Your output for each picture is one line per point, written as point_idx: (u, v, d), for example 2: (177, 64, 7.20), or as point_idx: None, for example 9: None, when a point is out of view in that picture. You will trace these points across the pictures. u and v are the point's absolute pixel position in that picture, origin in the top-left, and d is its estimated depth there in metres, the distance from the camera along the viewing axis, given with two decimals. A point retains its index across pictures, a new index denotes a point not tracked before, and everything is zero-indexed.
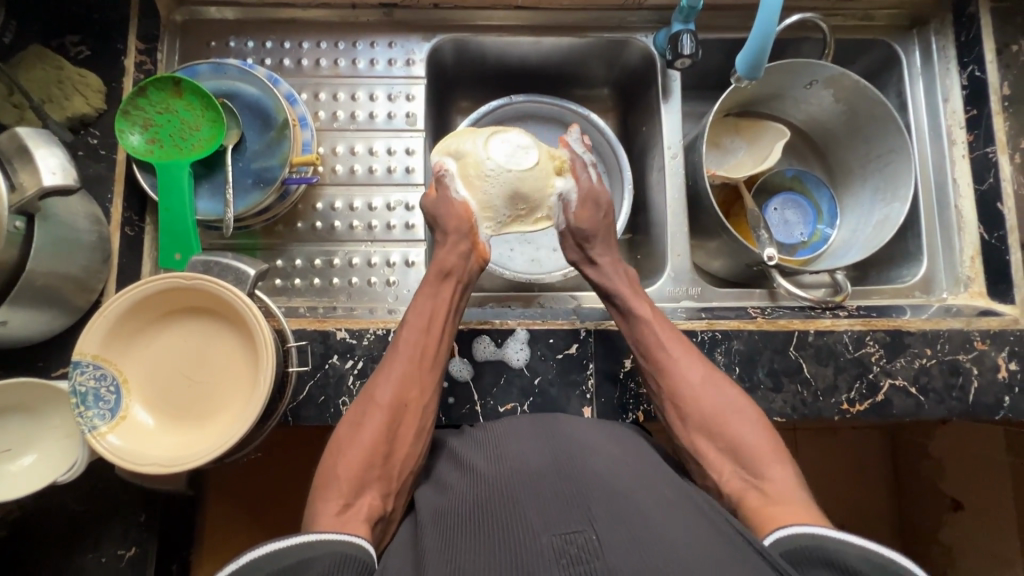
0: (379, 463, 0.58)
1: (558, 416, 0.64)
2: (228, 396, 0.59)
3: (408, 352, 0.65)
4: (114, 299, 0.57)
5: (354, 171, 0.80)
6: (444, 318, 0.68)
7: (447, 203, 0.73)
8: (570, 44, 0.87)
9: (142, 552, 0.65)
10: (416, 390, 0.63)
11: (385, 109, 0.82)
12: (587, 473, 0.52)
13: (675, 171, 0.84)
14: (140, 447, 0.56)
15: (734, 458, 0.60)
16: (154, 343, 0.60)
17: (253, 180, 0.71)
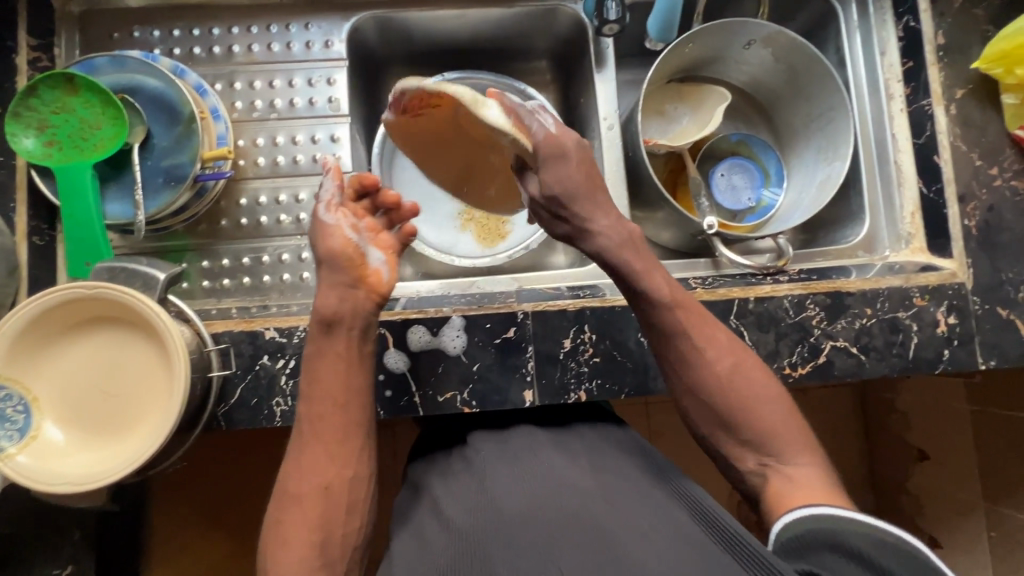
0: (319, 551, 0.56)
1: (535, 449, 0.63)
2: (146, 406, 0.57)
3: (320, 429, 0.61)
4: (8, 319, 0.54)
5: (277, 162, 0.77)
6: (348, 377, 0.63)
7: (323, 234, 0.64)
8: (498, 15, 0.84)
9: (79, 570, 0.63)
10: (337, 461, 0.60)
11: (306, 95, 0.78)
12: (560, 507, 0.52)
13: (611, 142, 0.82)
14: (55, 466, 0.54)
15: (756, 446, 0.60)
16: (61, 358, 0.57)
17: (164, 179, 0.68)
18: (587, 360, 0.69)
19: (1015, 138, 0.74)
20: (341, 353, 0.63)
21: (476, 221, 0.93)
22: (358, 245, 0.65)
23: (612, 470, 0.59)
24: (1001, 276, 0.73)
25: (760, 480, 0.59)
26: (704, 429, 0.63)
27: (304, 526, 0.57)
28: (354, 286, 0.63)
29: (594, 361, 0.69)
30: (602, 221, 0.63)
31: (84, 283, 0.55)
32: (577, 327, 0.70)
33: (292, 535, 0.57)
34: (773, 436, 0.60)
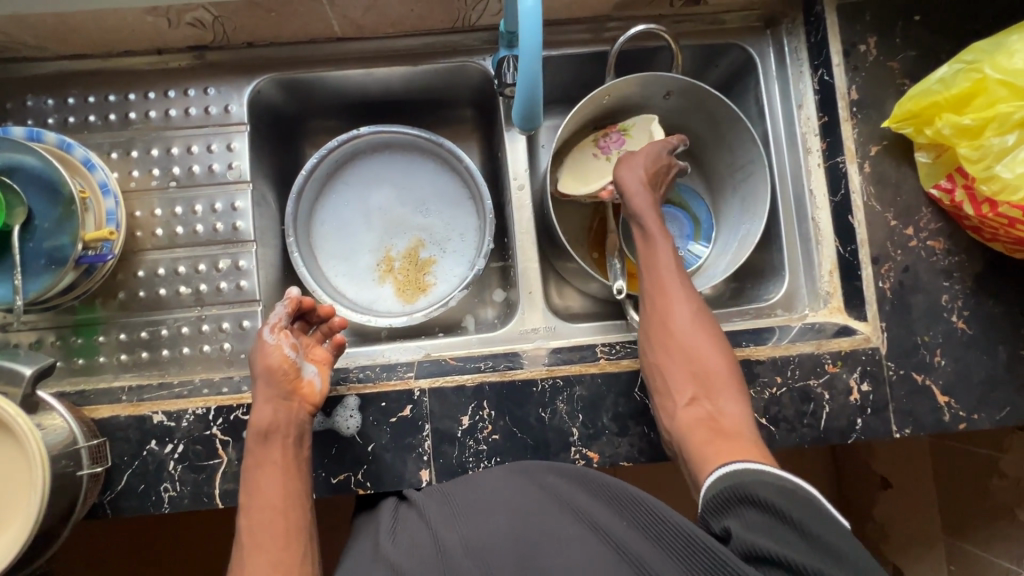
0: None
1: (474, 481, 0.61)
2: (9, 507, 0.56)
3: (258, 535, 0.58)
4: None
5: (175, 232, 0.75)
6: (289, 479, 0.62)
7: (263, 350, 0.65)
8: (405, 72, 0.82)
9: None
10: (284, 567, 0.57)
11: (205, 161, 0.76)
12: (494, 543, 0.52)
13: (522, 202, 0.82)
14: None
15: (698, 388, 0.63)
16: None
17: (46, 261, 0.66)
18: (486, 438, 0.68)
19: (930, 196, 0.72)
20: (283, 449, 0.62)
21: (397, 277, 0.92)
22: (294, 360, 0.66)
23: (539, 488, 0.58)
24: (917, 340, 0.71)
25: (688, 418, 0.62)
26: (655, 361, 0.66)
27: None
28: (289, 398, 0.64)
29: (493, 439, 0.68)
30: (633, 177, 0.74)
31: None
32: (475, 404, 0.68)
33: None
34: (711, 379, 0.63)
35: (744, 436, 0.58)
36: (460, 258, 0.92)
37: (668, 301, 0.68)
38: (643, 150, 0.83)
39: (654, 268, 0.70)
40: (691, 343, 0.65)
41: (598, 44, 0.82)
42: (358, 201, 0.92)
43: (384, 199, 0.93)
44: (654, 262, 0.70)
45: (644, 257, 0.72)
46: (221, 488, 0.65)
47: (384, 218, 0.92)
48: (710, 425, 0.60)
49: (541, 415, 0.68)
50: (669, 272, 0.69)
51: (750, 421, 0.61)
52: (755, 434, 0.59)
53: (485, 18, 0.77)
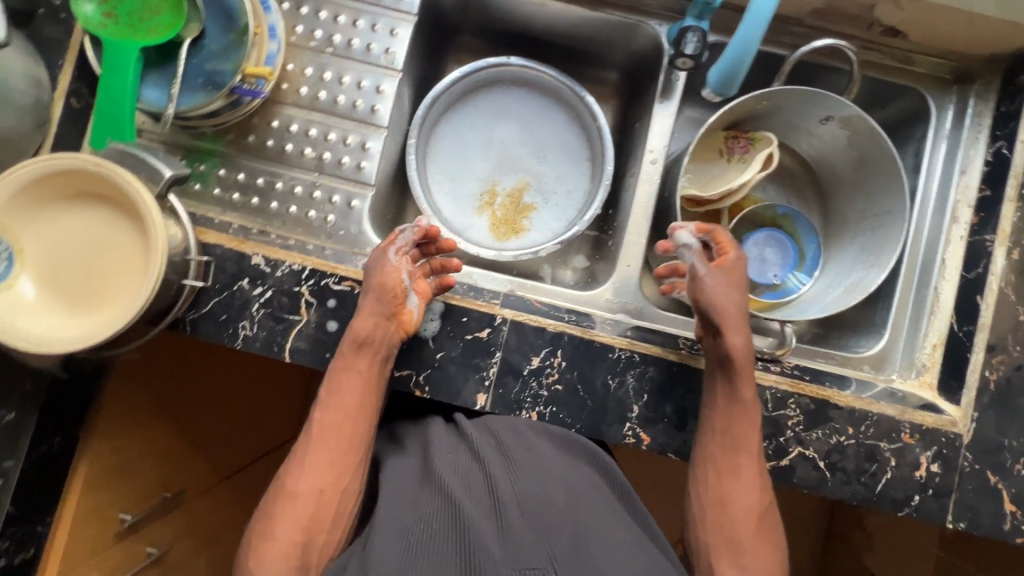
0: (298, 554, 0.57)
1: (524, 437, 0.63)
2: (112, 292, 0.58)
3: (324, 433, 0.63)
4: (18, 170, 0.57)
5: (318, 96, 0.76)
6: (366, 393, 0.65)
7: (382, 263, 0.67)
8: (577, 14, 0.81)
9: (22, 418, 0.68)
10: (334, 472, 0.61)
11: (366, 39, 0.77)
12: (546, 509, 0.54)
13: (649, 178, 0.78)
14: (17, 317, 0.56)
15: (739, 567, 0.60)
16: (59, 220, 0.60)
17: (203, 82, 0.68)
18: (548, 384, 0.68)
19: None
20: (371, 361, 0.65)
21: (494, 212, 0.92)
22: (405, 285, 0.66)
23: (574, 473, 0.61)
24: (1002, 441, 0.68)
25: None
26: (705, 539, 0.63)
27: (303, 519, 0.58)
28: (389, 318, 0.65)
29: (556, 387, 0.68)
30: (717, 288, 0.66)
31: (88, 156, 0.57)
32: (549, 349, 0.68)
33: (286, 528, 0.58)
34: (758, 564, 0.60)
35: None
36: (560, 214, 0.92)
37: (734, 478, 0.63)
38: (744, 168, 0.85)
39: (726, 434, 0.64)
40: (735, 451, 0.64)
41: (778, 46, 0.79)
42: (482, 127, 0.92)
43: (507, 133, 0.92)
44: (728, 417, 0.64)
45: (721, 412, 0.65)
46: (293, 343, 0.67)
47: (501, 153, 0.92)
48: None
49: (608, 382, 0.68)
50: (745, 440, 0.64)
51: None
52: None
53: None
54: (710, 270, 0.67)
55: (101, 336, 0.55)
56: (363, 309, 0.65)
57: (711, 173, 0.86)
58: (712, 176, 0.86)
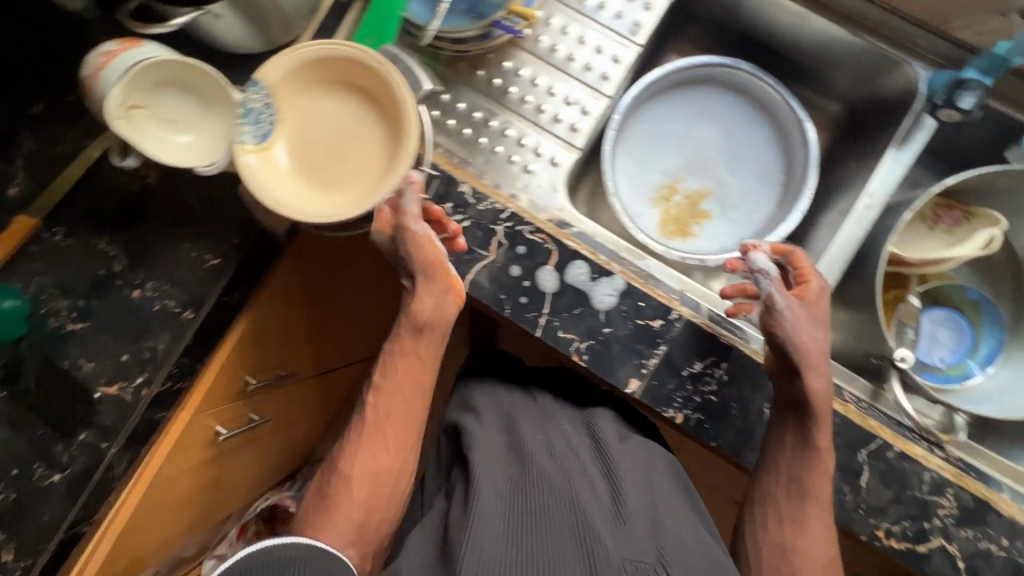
0: (358, 526, 0.62)
1: (580, 449, 0.70)
2: (348, 180, 0.63)
3: (381, 420, 0.65)
4: (311, 46, 0.61)
5: (554, 51, 0.76)
6: (422, 376, 0.67)
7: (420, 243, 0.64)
8: (833, 35, 0.78)
9: (221, 266, 0.74)
10: (390, 456, 0.65)
11: (618, 6, 0.76)
12: (626, 504, 0.62)
13: (861, 220, 0.74)
14: (270, 179, 0.61)
15: None
16: (321, 102, 0.64)
17: (467, 7, 0.70)
18: (703, 392, 0.68)
19: None
20: (430, 340, 0.67)
21: (668, 209, 0.91)
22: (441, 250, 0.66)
23: (635, 476, 0.67)
24: None
25: None
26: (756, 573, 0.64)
27: (364, 496, 0.62)
28: (446, 293, 0.66)
29: (709, 397, 0.68)
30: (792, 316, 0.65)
31: (375, 55, 0.60)
32: (714, 359, 0.68)
33: (353, 501, 0.62)
34: None
35: None
36: (733, 231, 0.90)
37: (801, 530, 0.63)
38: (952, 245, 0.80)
39: (795, 482, 0.64)
40: (798, 491, 0.64)
41: None
42: (682, 122, 0.90)
43: (706, 135, 0.91)
44: (799, 469, 0.64)
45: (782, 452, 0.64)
46: (474, 276, 0.70)
47: (694, 153, 0.91)
48: None
49: (763, 410, 0.67)
50: (814, 504, 0.63)
51: None
52: None
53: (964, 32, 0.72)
54: (789, 300, 0.66)
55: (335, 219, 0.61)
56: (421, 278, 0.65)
57: (914, 239, 0.81)
58: (915, 243, 0.81)
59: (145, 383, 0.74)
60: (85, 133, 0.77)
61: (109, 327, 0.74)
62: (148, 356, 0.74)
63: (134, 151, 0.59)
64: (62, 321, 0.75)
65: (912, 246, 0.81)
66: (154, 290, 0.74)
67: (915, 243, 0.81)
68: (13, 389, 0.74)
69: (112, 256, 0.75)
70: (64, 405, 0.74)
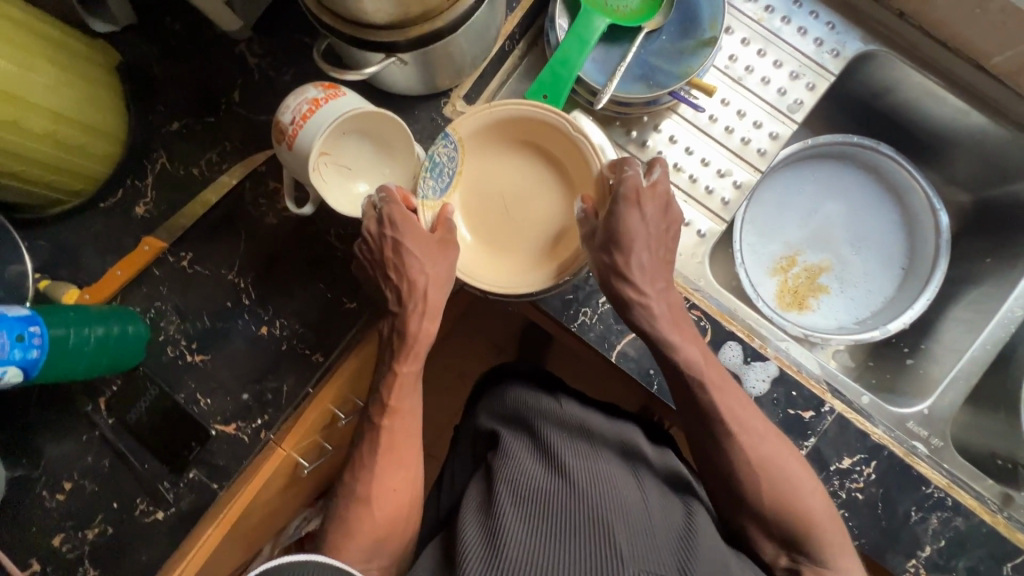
0: (383, 543, 0.58)
1: (608, 457, 0.63)
2: (519, 249, 0.62)
3: (394, 442, 0.61)
4: (505, 105, 0.59)
5: (712, 121, 0.75)
6: (407, 388, 0.61)
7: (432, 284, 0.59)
8: (988, 133, 0.77)
9: (356, 311, 0.71)
10: (401, 472, 0.60)
11: (781, 83, 0.75)
12: (655, 520, 0.55)
13: (1002, 323, 0.75)
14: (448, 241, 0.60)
15: None
16: (501, 161, 0.62)
17: (641, 73, 0.69)
18: (850, 489, 0.66)
19: None
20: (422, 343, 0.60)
21: (787, 280, 0.90)
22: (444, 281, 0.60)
23: (652, 484, 0.61)
24: None
25: None
26: None
27: (378, 525, 0.58)
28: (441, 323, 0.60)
29: (855, 495, 0.66)
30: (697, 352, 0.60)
31: (570, 122, 0.59)
32: (864, 456, 0.66)
33: (371, 519, 0.58)
34: None
35: None
36: (853, 310, 0.89)
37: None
38: None
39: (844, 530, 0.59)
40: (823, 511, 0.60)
41: None
42: (811, 195, 0.89)
43: (832, 211, 0.90)
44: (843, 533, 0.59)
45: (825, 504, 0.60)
46: (623, 346, 0.68)
47: (819, 226, 0.90)
48: None
49: (910, 513, 0.66)
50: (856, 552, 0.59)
51: None
52: None
53: None
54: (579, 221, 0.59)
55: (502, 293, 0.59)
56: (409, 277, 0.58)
57: None
58: None
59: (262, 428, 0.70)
60: (221, 158, 0.73)
61: (230, 363, 0.71)
62: (270, 398, 0.70)
63: (314, 197, 0.57)
64: (180, 352, 0.71)
65: None
66: (283, 328, 0.71)
67: None
68: (122, 418, 0.71)
69: (240, 287, 0.71)
70: (173, 441, 0.70)
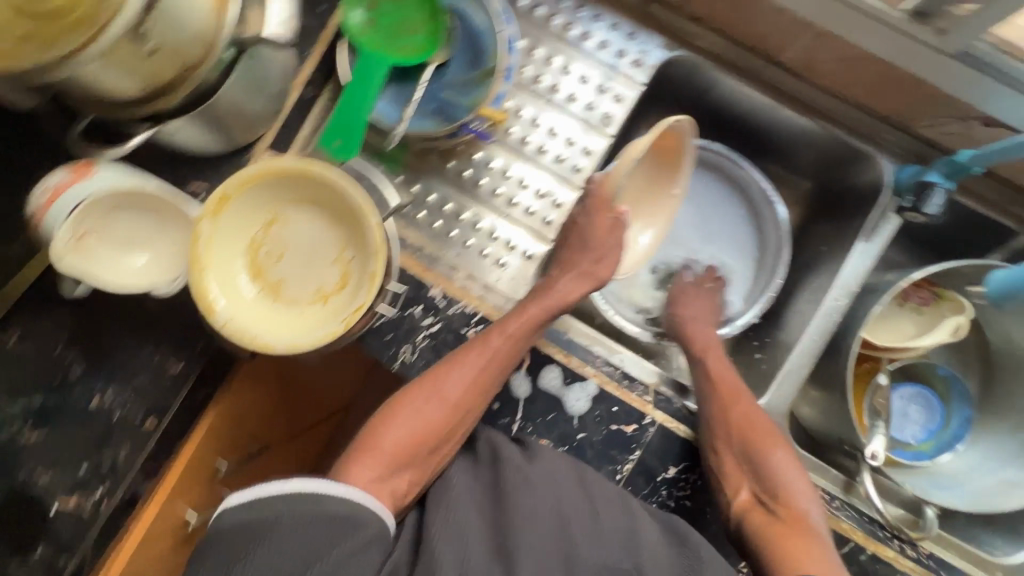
0: (421, 454, 0.61)
1: (553, 457, 0.62)
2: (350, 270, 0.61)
3: (452, 365, 0.64)
4: (241, 175, 0.58)
5: (526, 142, 0.76)
6: (490, 367, 0.64)
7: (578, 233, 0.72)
8: (804, 126, 0.77)
9: (187, 370, 0.73)
10: (475, 398, 0.64)
11: (588, 97, 0.76)
12: (602, 521, 0.56)
13: (829, 312, 0.76)
14: (247, 310, 0.60)
15: (764, 485, 0.65)
16: (281, 243, 0.62)
17: (435, 109, 0.71)
18: (678, 497, 0.67)
19: None
20: (523, 326, 0.66)
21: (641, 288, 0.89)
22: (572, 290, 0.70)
23: (600, 486, 0.60)
24: None
25: (748, 514, 0.63)
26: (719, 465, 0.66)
27: (405, 441, 0.61)
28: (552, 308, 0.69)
29: (683, 502, 0.68)
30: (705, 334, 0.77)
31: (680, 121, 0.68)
32: (687, 464, 0.68)
33: (380, 450, 0.60)
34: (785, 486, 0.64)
35: (811, 535, 0.59)
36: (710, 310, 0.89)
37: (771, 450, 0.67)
38: (924, 331, 0.80)
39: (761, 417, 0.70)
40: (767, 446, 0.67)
41: (1005, 216, 0.73)
42: None
43: (679, 213, 0.90)
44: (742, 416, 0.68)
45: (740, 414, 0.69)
46: None
47: (666, 228, 0.90)
48: (769, 517, 0.62)
49: None
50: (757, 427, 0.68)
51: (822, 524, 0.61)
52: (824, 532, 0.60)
53: (929, 130, 0.71)
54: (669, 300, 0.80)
55: (252, 344, 0.58)
56: (577, 251, 0.72)
57: (882, 324, 0.81)
58: (881, 332, 0.81)
59: (104, 496, 0.71)
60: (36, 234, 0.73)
61: (62, 438, 0.71)
62: (108, 468, 0.71)
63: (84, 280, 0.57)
64: (16, 431, 0.70)
65: (878, 332, 0.81)
66: (114, 398, 0.71)
67: (879, 330, 0.81)
68: None
69: (67, 362, 0.71)
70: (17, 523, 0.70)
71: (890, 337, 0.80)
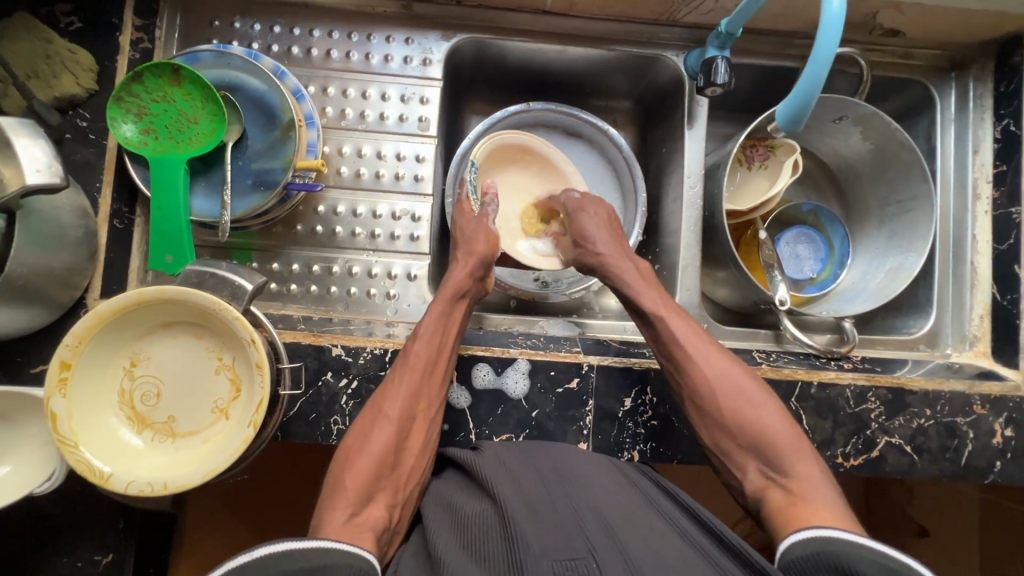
0: (387, 473, 0.60)
1: (536, 461, 0.60)
2: (237, 368, 0.58)
3: (389, 385, 0.64)
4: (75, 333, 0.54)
5: (360, 174, 0.76)
6: (427, 361, 0.65)
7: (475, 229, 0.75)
8: (596, 55, 0.83)
9: (120, 558, 0.63)
10: (423, 403, 0.64)
11: (397, 111, 0.77)
12: (565, 507, 0.53)
13: (692, 201, 0.83)
14: (144, 462, 0.55)
15: (756, 452, 0.62)
16: (156, 379, 0.58)
17: (253, 182, 0.69)
18: (645, 422, 0.69)
19: None
20: (432, 324, 0.67)
21: None
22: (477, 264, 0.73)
23: (571, 473, 0.58)
24: None
25: (761, 493, 0.60)
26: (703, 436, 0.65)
27: (366, 471, 0.59)
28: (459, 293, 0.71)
29: (652, 424, 0.70)
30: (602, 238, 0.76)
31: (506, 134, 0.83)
32: (638, 388, 0.70)
33: (346, 491, 0.57)
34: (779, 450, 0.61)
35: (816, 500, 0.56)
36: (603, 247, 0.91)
37: (751, 407, 0.63)
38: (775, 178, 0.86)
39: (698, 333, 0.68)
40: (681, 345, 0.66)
41: (784, 59, 0.82)
42: None
43: None
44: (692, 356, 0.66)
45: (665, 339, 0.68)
46: None
47: None
48: (780, 495, 0.58)
49: None
50: (720, 382, 0.65)
51: (827, 484, 0.57)
52: (836, 499, 0.56)
53: (691, 16, 0.78)
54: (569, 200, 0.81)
55: (165, 490, 0.53)
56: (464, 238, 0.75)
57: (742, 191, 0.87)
58: (744, 196, 0.87)
59: None
60: None
61: None
62: None
63: None
64: None
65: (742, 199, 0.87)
66: None
67: (742, 196, 0.87)
68: None
69: None
70: None
71: (752, 197, 0.86)
